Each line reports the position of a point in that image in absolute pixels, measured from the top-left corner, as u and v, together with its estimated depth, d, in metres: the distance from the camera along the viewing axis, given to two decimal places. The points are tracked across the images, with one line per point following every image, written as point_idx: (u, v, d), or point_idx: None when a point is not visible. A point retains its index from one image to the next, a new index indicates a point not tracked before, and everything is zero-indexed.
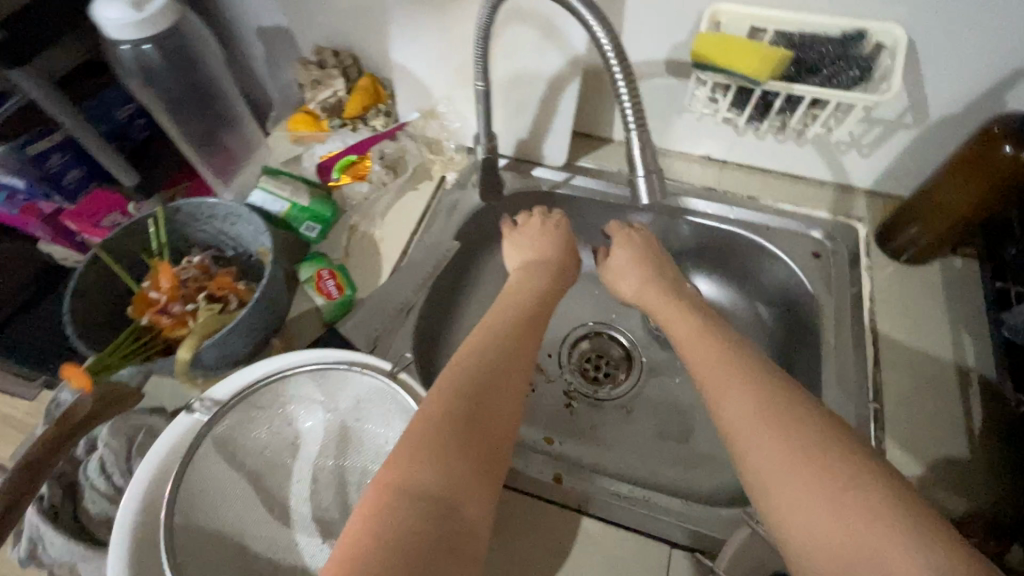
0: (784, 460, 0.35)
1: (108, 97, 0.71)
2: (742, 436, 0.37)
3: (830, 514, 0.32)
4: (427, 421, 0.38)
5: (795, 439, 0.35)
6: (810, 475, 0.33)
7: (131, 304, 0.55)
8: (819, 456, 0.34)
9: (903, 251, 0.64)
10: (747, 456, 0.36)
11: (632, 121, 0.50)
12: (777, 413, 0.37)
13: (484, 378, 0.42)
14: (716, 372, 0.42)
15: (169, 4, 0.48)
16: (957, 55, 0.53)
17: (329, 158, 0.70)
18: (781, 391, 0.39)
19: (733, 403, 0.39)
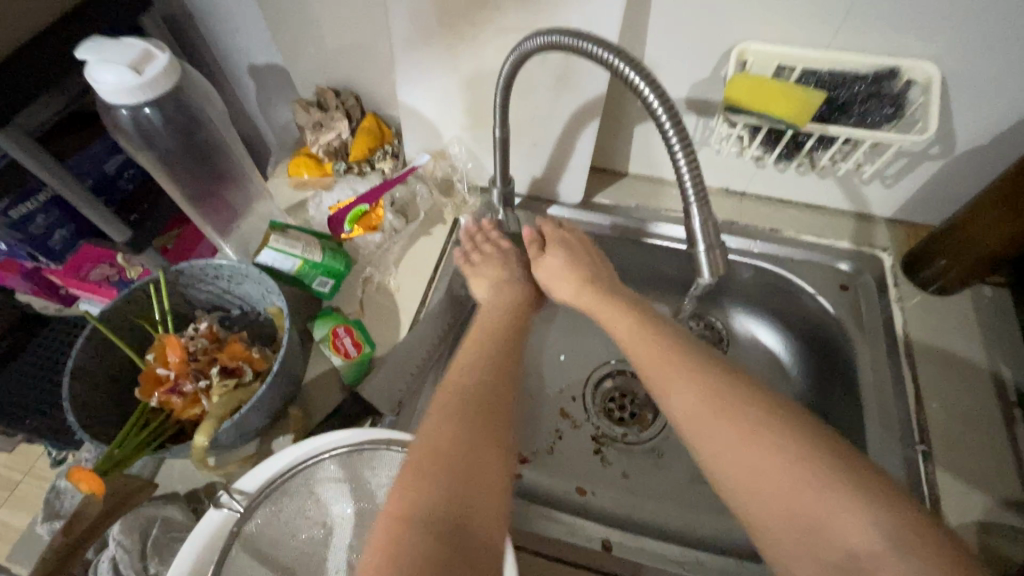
0: (735, 448, 0.39)
1: (95, 150, 0.66)
2: (693, 426, 0.42)
3: (784, 489, 0.37)
4: (429, 456, 0.39)
5: (741, 423, 0.40)
6: (756, 455, 0.39)
7: (138, 383, 0.50)
8: (764, 435, 0.39)
9: (932, 282, 0.63)
10: (700, 444, 0.41)
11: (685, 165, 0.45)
12: (722, 400, 0.41)
13: (466, 400, 0.43)
14: (660, 365, 0.45)
15: (171, 65, 0.45)
16: (987, 89, 0.53)
17: (339, 209, 0.66)
18: (716, 373, 0.43)
19: (679, 394, 0.43)
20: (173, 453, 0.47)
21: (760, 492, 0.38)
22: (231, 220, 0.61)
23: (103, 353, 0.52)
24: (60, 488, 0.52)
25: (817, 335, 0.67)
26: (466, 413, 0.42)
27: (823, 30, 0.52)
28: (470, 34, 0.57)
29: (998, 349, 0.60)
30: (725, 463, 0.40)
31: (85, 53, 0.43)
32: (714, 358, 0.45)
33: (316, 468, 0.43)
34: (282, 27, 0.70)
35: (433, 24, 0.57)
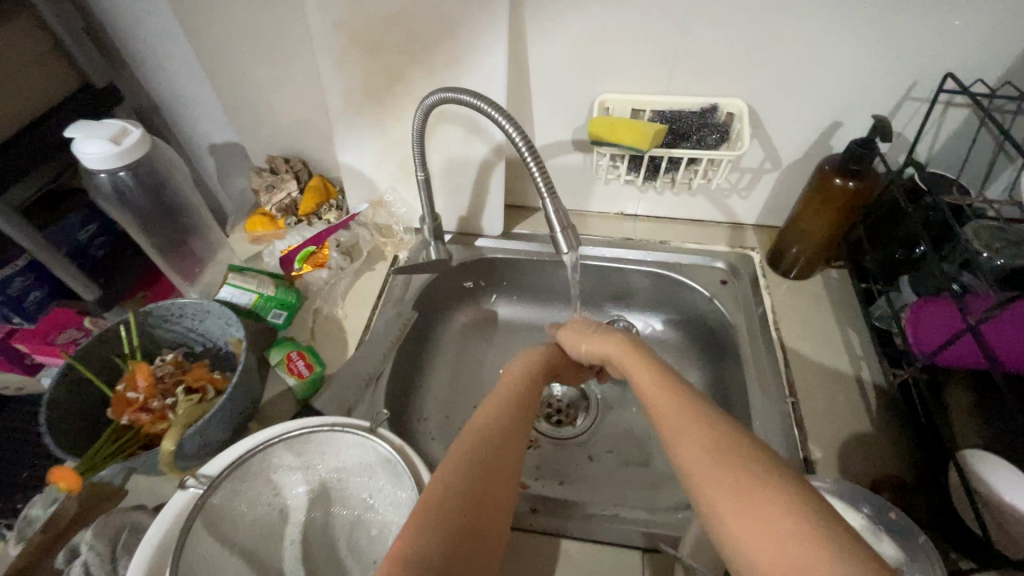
0: (732, 496, 0.36)
1: (69, 222, 0.75)
2: (696, 475, 0.39)
3: (776, 544, 0.34)
4: (431, 507, 0.38)
5: (744, 477, 0.37)
6: (754, 511, 0.35)
7: (109, 407, 0.57)
8: (761, 489, 0.36)
9: (791, 269, 0.77)
10: (701, 496, 0.38)
11: (545, 190, 0.56)
12: (730, 456, 0.39)
13: (482, 453, 0.43)
14: (673, 415, 0.44)
15: (144, 137, 0.56)
16: (789, 115, 0.69)
17: (290, 251, 0.77)
18: (726, 428, 0.41)
19: (687, 446, 0.41)
20: (142, 463, 0.53)
21: (748, 543, 0.35)
22: (194, 266, 0.71)
23: (75, 386, 0.58)
24: (31, 515, 0.55)
25: (708, 324, 0.78)
26: (478, 466, 0.42)
27: (659, 82, 0.69)
28: (392, 102, 0.72)
29: (845, 316, 0.73)
30: (720, 510, 0.37)
31: (73, 131, 0.54)
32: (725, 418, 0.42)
33: (266, 453, 0.50)
34: (237, 110, 0.83)
35: (361, 97, 0.71)
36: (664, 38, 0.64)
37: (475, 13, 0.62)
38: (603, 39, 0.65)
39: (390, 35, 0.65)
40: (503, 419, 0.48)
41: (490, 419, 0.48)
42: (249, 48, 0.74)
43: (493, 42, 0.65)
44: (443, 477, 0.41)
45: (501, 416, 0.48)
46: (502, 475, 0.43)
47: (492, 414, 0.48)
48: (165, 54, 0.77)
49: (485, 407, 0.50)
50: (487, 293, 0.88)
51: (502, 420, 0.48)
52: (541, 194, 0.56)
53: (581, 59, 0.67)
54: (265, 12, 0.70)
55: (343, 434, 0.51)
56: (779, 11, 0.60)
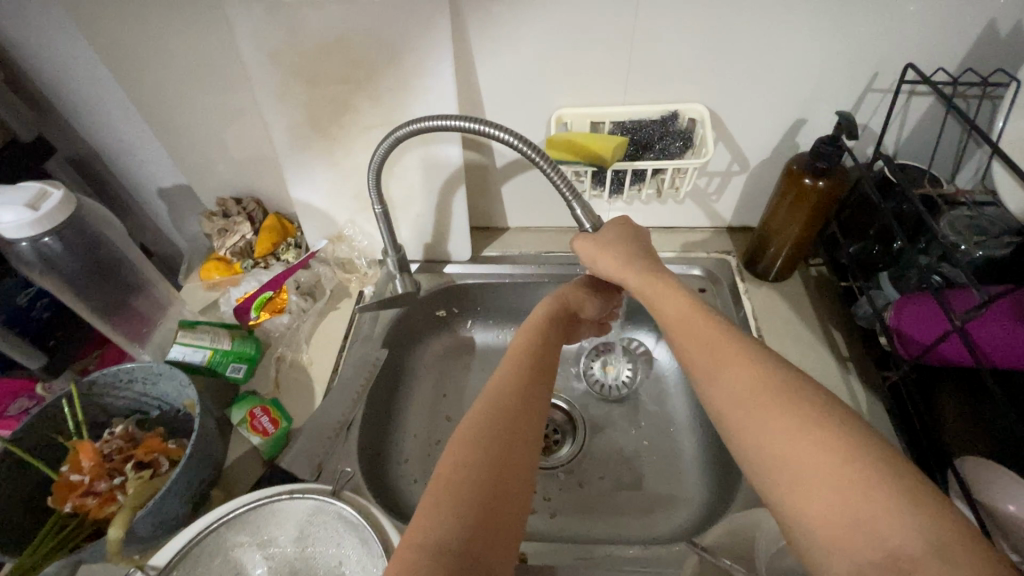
0: (791, 441, 0.35)
1: (8, 286, 0.71)
2: (740, 419, 0.38)
3: (837, 491, 0.32)
4: (452, 478, 0.37)
5: (804, 421, 0.35)
6: (809, 450, 0.34)
7: (51, 493, 0.53)
8: (828, 435, 0.34)
9: (769, 270, 0.74)
10: (758, 446, 0.36)
11: (569, 193, 0.57)
12: (779, 392, 0.37)
13: (496, 424, 0.41)
14: (717, 356, 0.41)
15: (66, 199, 0.52)
16: (751, 117, 0.67)
17: (243, 299, 0.71)
18: (782, 371, 0.38)
19: (733, 383, 0.39)
20: (89, 554, 0.49)
21: (803, 487, 0.33)
22: (139, 326, 0.66)
23: (14, 472, 0.53)
24: None
25: None
26: (490, 437, 0.40)
27: (614, 94, 0.66)
28: (340, 133, 0.68)
29: (827, 315, 0.71)
30: (777, 458, 0.35)
31: None
32: (773, 353, 0.40)
33: (221, 533, 0.47)
34: (180, 152, 0.79)
35: (308, 130, 0.68)
36: (617, 47, 0.61)
37: (417, 38, 0.59)
38: (553, 55, 0.63)
39: (330, 65, 0.61)
40: (520, 371, 0.47)
41: (501, 383, 0.45)
42: (186, 88, 0.70)
43: (439, 65, 0.62)
44: (462, 455, 0.39)
45: (519, 378, 0.46)
46: (525, 436, 0.42)
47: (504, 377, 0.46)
48: (99, 101, 0.73)
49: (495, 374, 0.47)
50: (462, 322, 0.84)
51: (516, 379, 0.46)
52: (565, 197, 0.57)
53: (535, 75, 0.65)
54: (197, 50, 0.66)
55: (283, 502, 0.48)
56: (733, 11, 0.57)
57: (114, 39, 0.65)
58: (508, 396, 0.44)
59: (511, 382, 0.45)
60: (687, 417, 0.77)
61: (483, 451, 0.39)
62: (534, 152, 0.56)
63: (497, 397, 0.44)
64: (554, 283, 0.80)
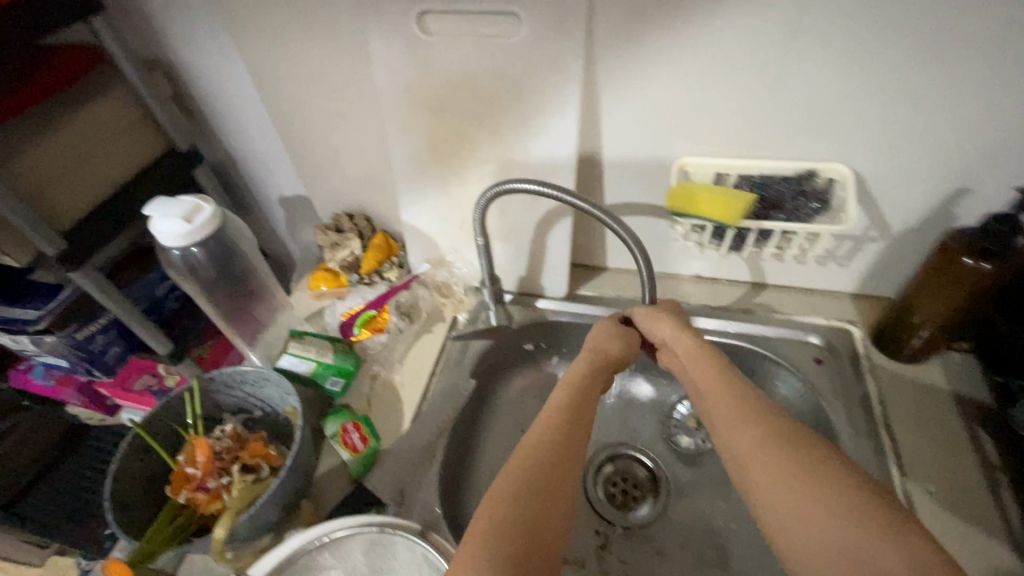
0: (787, 484, 0.41)
1: (151, 278, 0.79)
2: (751, 468, 0.43)
3: (830, 523, 0.38)
4: (495, 518, 0.41)
5: (802, 467, 0.41)
6: (809, 491, 0.40)
7: (170, 483, 0.57)
8: (818, 477, 0.41)
9: (902, 351, 0.66)
10: (761, 488, 0.42)
11: (646, 282, 0.63)
12: (782, 444, 0.43)
13: (538, 482, 0.44)
14: (728, 409, 0.48)
15: (215, 214, 0.57)
16: (903, 181, 0.61)
17: (349, 316, 0.76)
18: (786, 429, 0.44)
19: (743, 437, 0.45)
20: (195, 548, 0.52)
21: (806, 526, 0.39)
22: (257, 330, 0.71)
23: (141, 456, 0.59)
24: None
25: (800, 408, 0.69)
26: (530, 496, 0.43)
27: (746, 145, 0.62)
28: (458, 165, 0.70)
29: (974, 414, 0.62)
30: (781, 502, 0.41)
31: (151, 210, 0.55)
32: (779, 411, 0.47)
33: (316, 554, 0.48)
34: (306, 167, 0.84)
35: (427, 161, 0.70)
36: (758, 99, 0.58)
37: (548, 80, 0.59)
38: (685, 103, 0.60)
39: (460, 101, 0.63)
40: (563, 423, 0.49)
41: (545, 434, 0.48)
42: (321, 111, 0.75)
43: (566, 107, 0.61)
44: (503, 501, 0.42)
45: (562, 430, 0.48)
46: (563, 491, 0.44)
47: (548, 426, 0.48)
48: (244, 116, 0.80)
49: (541, 422, 0.49)
50: (549, 360, 0.83)
51: (556, 430, 0.48)
52: (644, 285, 0.63)
53: (662, 120, 0.62)
54: (337, 76, 0.70)
55: (374, 533, 0.50)
56: (899, 70, 0.52)
57: (269, 62, 0.71)
58: (550, 446, 0.46)
59: (553, 434, 0.48)
60: None
61: (523, 499, 0.42)
62: (635, 248, 0.60)
63: (539, 445, 0.46)
64: None
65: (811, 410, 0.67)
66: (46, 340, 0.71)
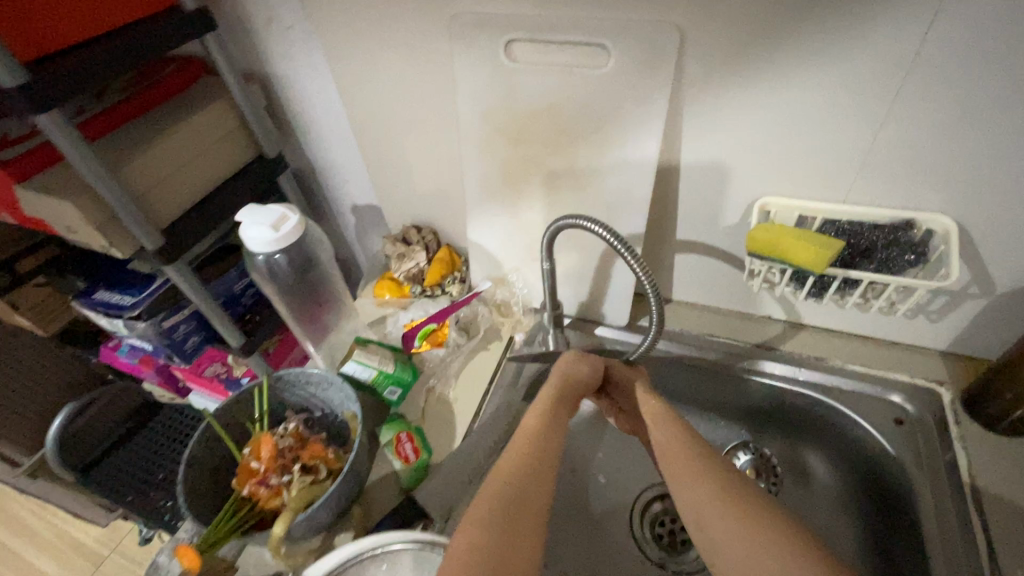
0: (739, 535, 0.42)
1: (231, 275, 0.84)
2: (706, 521, 0.44)
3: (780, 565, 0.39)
4: (467, 539, 0.40)
5: (752, 515, 0.42)
6: (761, 537, 0.41)
7: (234, 475, 0.60)
8: (763, 525, 0.41)
9: (998, 421, 0.61)
10: (716, 547, 0.43)
11: (655, 320, 0.61)
12: (736, 496, 0.44)
13: (506, 501, 0.43)
14: (681, 463, 0.49)
15: (300, 225, 0.60)
16: (1015, 237, 0.56)
17: (411, 327, 0.76)
18: (736, 482, 0.46)
19: (698, 491, 0.46)
20: (255, 541, 0.55)
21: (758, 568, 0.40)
22: (324, 333, 0.74)
23: (211, 446, 0.62)
24: None
25: (875, 468, 0.66)
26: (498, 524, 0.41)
27: (835, 187, 0.59)
28: (529, 189, 0.70)
29: None
30: (733, 551, 0.41)
31: (243, 216, 0.59)
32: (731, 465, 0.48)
33: (368, 563, 0.49)
34: (380, 179, 0.88)
35: (498, 181, 0.71)
36: (854, 139, 0.55)
37: (629, 111, 0.59)
38: (771, 142, 0.58)
39: (536, 127, 0.64)
40: (533, 452, 0.48)
41: (516, 460, 0.47)
42: (400, 128, 0.78)
43: (645, 138, 0.61)
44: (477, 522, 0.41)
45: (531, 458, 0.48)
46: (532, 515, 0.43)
47: (521, 454, 0.48)
48: (328, 128, 0.85)
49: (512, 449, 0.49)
50: None
51: (527, 457, 0.48)
52: (653, 326, 0.62)
53: (744, 157, 0.60)
54: (419, 93, 0.73)
55: (426, 552, 0.49)
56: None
57: (358, 79, 0.74)
58: (523, 473, 0.46)
59: (525, 460, 0.47)
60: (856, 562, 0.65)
61: (496, 520, 0.41)
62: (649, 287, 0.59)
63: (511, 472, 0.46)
64: (715, 371, 0.74)
65: (888, 472, 0.64)
66: (137, 325, 0.77)
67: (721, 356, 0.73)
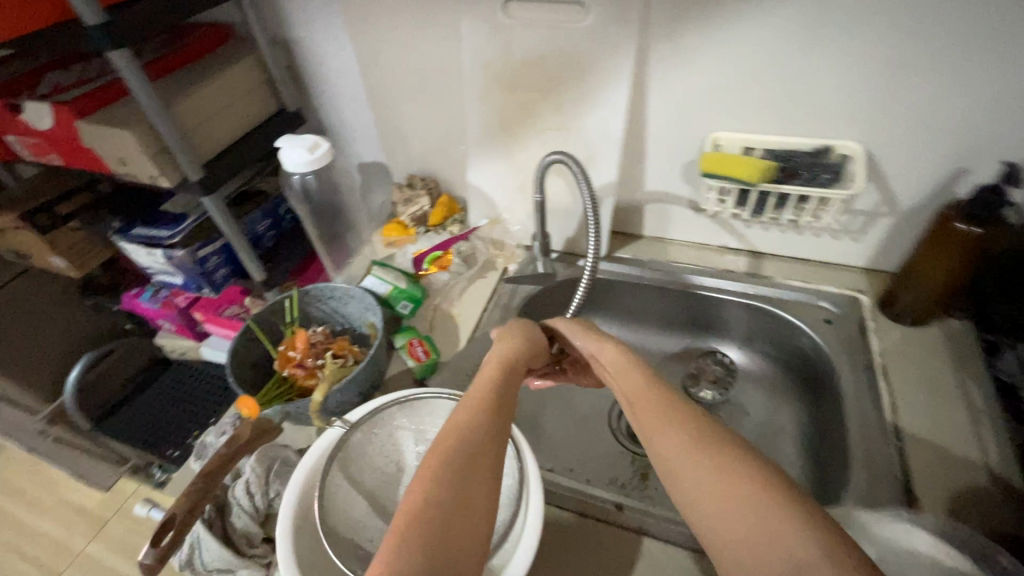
0: (710, 484, 0.37)
1: (254, 216, 0.94)
2: (675, 471, 0.39)
3: (749, 521, 0.34)
4: (417, 504, 0.36)
5: (723, 461, 0.38)
6: (732, 486, 0.36)
7: (276, 361, 0.72)
8: (739, 472, 0.37)
9: (904, 314, 0.75)
10: (684, 495, 0.38)
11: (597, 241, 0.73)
12: (706, 443, 0.39)
13: (460, 464, 0.39)
14: (648, 413, 0.45)
15: (330, 150, 0.71)
16: (910, 159, 0.70)
17: (420, 254, 0.90)
18: (706, 426, 0.41)
19: (667, 441, 0.41)
20: (296, 409, 0.66)
21: (725, 518, 0.35)
22: None
23: (251, 343, 0.73)
24: (207, 442, 0.69)
25: (810, 361, 0.79)
26: (459, 472, 0.38)
27: (771, 123, 0.73)
28: (521, 133, 0.83)
29: (965, 367, 0.69)
30: (703, 501, 0.37)
31: (282, 142, 0.70)
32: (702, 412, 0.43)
33: (393, 411, 0.60)
34: (388, 133, 0.99)
35: (494, 127, 0.83)
36: (782, 81, 0.69)
37: (604, 58, 0.71)
38: (719, 86, 0.72)
39: (527, 75, 0.76)
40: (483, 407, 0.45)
41: (468, 414, 0.43)
42: (407, 85, 0.90)
43: (616, 83, 0.73)
44: (428, 484, 0.37)
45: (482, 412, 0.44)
46: (487, 473, 0.39)
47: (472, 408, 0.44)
48: (342, 87, 0.95)
49: (466, 403, 0.45)
50: (583, 315, 0.95)
51: (481, 410, 0.44)
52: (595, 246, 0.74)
53: (698, 100, 0.74)
54: (424, 52, 0.84)
55: (440, 402, 0.61)
56: (906, 57, 0.62)
57: (371, 40, 0.86)
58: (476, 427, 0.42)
59: (478, 415, 0.43)
60: (793, 432, 0.79)
61: (445, 482, 0.37)
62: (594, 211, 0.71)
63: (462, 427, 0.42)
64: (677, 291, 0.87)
65: (819, 361, 0.77)
66: (175, 254, 0.87)
67: (683, 278, 0.86)
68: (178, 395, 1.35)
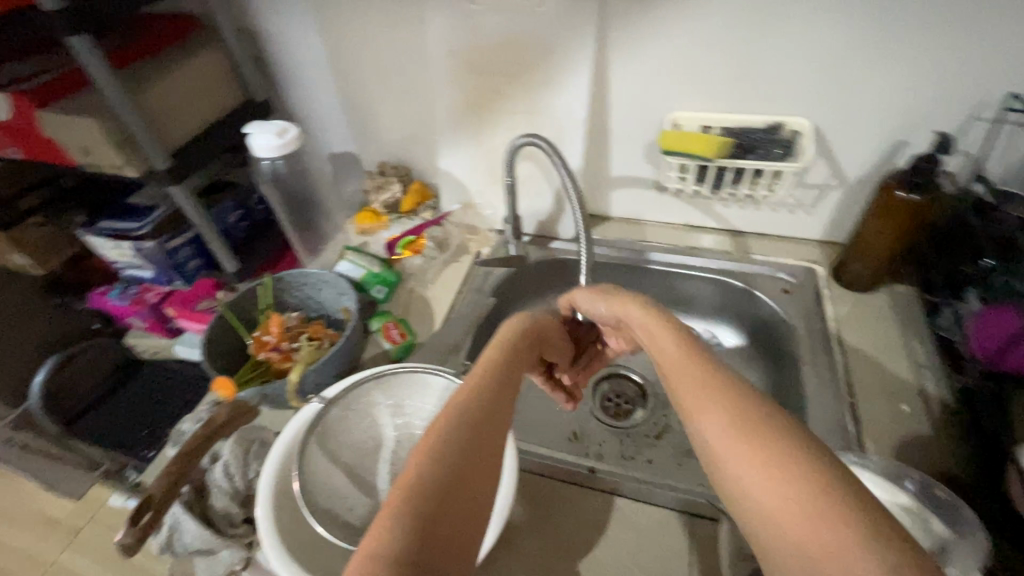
0: (757, 477, 0.31)
1: (224, 207, 0.94)
2: (715, 456, 0.33)
3: (796, 523, 0.28)
4: (414, 479, 0.32)
5: (773, 449, 0.31)
6: (780, 478, 0.30)
7: (250, 345, 0.72)
8: (792, 465, 0.30)
9: (854, 281, 0.80)
10: (723, 480, 0.32)
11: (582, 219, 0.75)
12: (758, 427, 0.32)
13: (463, 436, 0.35)
14: (684, 381, 0.38)
15: (300, 135, 0.71)
16: (855, 134, 0.74)
17: (393, 238, 0.91)
18: (752, 400, 0.34)
19: (707, 419, 0.34)
20: (273, 389, 0.67)
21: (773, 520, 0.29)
22: None
23: (225, 329, 0.73)
24: (183, 429, 0.69)
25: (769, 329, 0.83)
26: (462, 446, 0.34)
27: (727, 102, 0.76)
28: (489, 117, 0.84)
29: (910, 328, 0.74)
30: (744, 494, 0.31)
31: (251, 127, 0.70)
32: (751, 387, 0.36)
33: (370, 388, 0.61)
34: (357, 122, 0.99)
35: (463, 112, 0.85)
36: (736, 61, 0.72)
37: (566, 40, 0.74)
38: (677, 66, 0.75)
39: (493, 58, 0.78)
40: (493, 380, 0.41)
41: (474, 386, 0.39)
42: (375, 73, 0.90)
43: (579, 65, 0.76)
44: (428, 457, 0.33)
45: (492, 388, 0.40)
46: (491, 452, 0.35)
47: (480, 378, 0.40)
48: (310, 76, 0.96)
49: (473, 374, 0.41)
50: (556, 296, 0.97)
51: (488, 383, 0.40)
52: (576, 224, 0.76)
53: (658, 81, 0.77)
54: (391, 39, 0.85)
55: (416, 376, 0.62)
56: (848, 35, 0.66)
57: (337, 27, 0.86)
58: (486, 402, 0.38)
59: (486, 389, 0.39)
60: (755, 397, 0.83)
61: (446, 457, 0.33)
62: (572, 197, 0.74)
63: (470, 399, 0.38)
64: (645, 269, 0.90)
65: (778, 329, 0.81)
66: (144, 245, 0.87)
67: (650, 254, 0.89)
68: (154, 396, 1.32)
